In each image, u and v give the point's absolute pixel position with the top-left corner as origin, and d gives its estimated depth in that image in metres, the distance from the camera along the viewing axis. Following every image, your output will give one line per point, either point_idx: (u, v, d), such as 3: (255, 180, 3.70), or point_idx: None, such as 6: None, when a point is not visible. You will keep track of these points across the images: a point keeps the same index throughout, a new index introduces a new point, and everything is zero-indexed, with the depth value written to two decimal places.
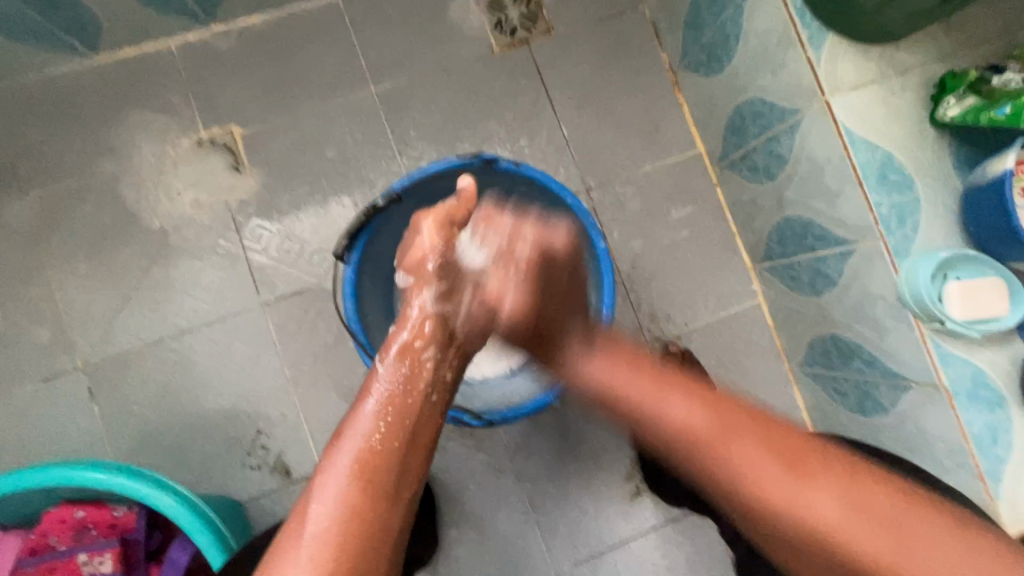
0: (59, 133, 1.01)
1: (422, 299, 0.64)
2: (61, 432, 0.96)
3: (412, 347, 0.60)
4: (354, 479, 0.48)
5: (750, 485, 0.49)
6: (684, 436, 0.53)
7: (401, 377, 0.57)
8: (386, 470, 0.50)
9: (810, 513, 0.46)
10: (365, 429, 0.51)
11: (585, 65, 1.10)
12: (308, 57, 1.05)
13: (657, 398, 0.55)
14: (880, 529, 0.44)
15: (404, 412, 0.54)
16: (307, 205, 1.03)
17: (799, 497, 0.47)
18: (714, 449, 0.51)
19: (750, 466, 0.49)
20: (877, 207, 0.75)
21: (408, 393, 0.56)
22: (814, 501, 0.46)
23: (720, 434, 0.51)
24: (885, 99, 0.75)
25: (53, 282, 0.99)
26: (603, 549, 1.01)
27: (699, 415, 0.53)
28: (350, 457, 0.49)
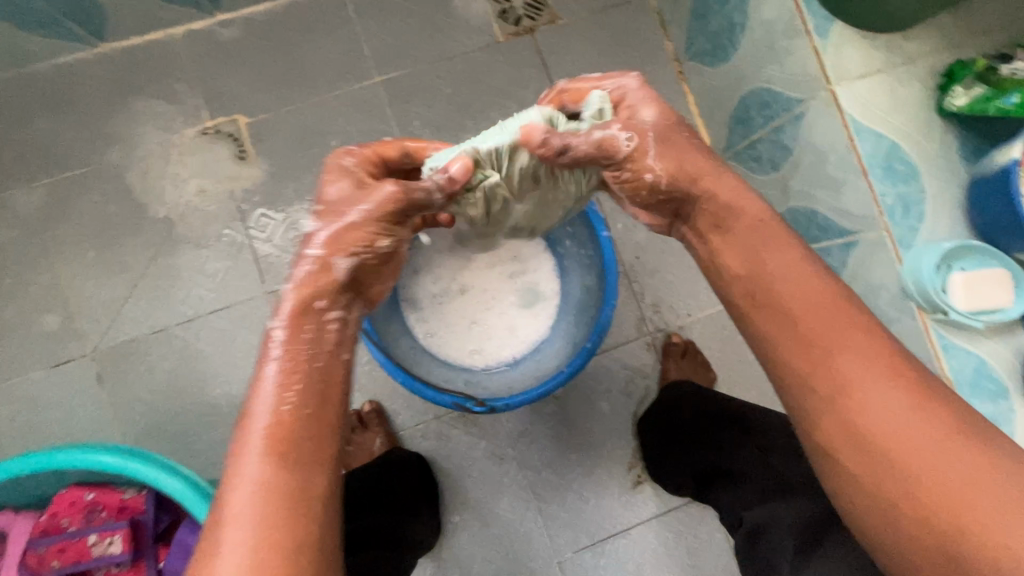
0: (65, 122, 1.01)
1: (335, 258, 0.55)
2: (69, 417, 0.97)
3: (311, 307, 0.54)
4: (268, 455, 0.48)
5: (846, 376, 0.47)
6: (798, 318, 0.50)
7: (304, 340, 0.54)
8: (297, 441, 0.49)
9: (886, 417, 0.46)
10: (270, 402, 0.50)
11: (589, 55, 1.09)
12: (312, 46, 1.05)
13: (783, 279, 0.52)
14: (941, 451, 0.44)
15: (311, 376, 0.53)
16: (312, 195, 1.04)
17: (884, 400, 0.46)
18: (820, 335, 0.49)
19: (851, 359, 0.47)
20: (882, 197, 0.75)
21: (314, 355, 0.54)
22: (890, 405, 0.46)
23: (837, 322, 0.49)
24: (892, 90, 0.75)
25: (62, 270, 1.00)
26: (604, 536, 1.02)
27: (827, 301, 0.50)
28: (261, 437, 0.48)
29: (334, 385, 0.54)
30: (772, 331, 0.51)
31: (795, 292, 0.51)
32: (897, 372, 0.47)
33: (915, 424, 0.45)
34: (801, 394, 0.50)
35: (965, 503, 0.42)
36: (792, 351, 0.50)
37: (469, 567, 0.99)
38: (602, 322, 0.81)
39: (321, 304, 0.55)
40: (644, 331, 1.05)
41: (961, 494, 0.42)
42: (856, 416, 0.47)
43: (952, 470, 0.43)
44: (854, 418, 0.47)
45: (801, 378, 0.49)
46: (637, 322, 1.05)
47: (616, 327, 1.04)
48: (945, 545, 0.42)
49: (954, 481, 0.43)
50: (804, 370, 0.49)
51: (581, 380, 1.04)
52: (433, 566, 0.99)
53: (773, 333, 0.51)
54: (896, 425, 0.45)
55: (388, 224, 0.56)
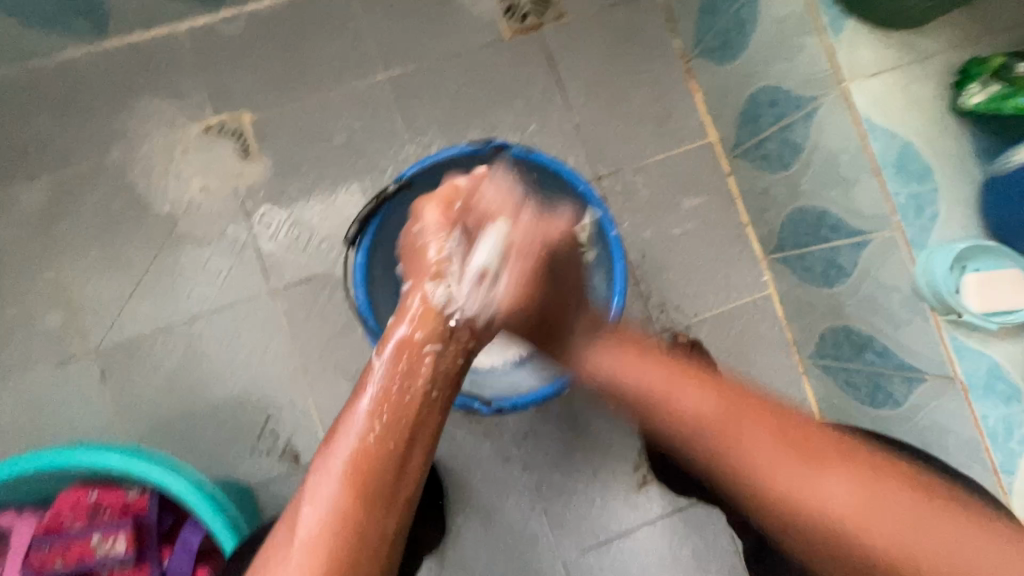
0: (69, 119, 1.01)
1: (426, 284, 0.63)
2: (72, 416, 0.97)
3: (411, 342, 0.58)
4: (345, 485, 0.49)
5: (761, 471, 0.50)
6: (711, 433, 0.53)
7: (402, 372, 0.56)
8: (373, 474, 0.50)
9: (811, 502, 0.48)
10: (358, 432, 0.52)
11: (596, 52, 1.08)
12: (316, 42, 1.05)
13: (674, 390, 0.56)
14: (880, 510, 0.47)
15: (400, 410, 0.54)
16: (316, 192, 1.03)
17: (800, 482, 0.49)
18: (732, 448, 0.52)
19: (769, 463, 0.50)
20: (894, 196, 0.74)
21: (405, 391, 0.55)
22: (808, 491, 0.49)
23: (735, 421, 0.53)
24: (906, 87, 0.74)
25: (65, 268, 0.99)
26: (610, 537, 1.01)
27: (718, 412, 0.54)
28: (342, 460, 0.50)
29: (421, 428, 0.54)
30: (699, 450, 0.54)
31: (675, 394, 0.56)
32: (798, 449, 0.51)
33: (836, 493, 0.48)
34: (744, 496, 0.52)
35: (910, 547, 0.45)
36: (722, 469, 0.53)
37: (475, 568, 0.99)
38: None
39: (423, 337, 0.59)
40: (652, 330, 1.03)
41: (903, 544, 0.45)
42: (787, 513, 0.49)
43: (886, 520, 0.46)
44: (790, 512, 0.49)
45: (735, 485, 0.52)
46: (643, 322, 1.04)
47: None
48: None
49: (895, 534, 0.46)
50: (737, 482, 0.52)
51: (587, 380, 1.04)
52: (438, 567, 0.98)
53: (694, 447, 0.55)
54: (824, 506, 0.48)
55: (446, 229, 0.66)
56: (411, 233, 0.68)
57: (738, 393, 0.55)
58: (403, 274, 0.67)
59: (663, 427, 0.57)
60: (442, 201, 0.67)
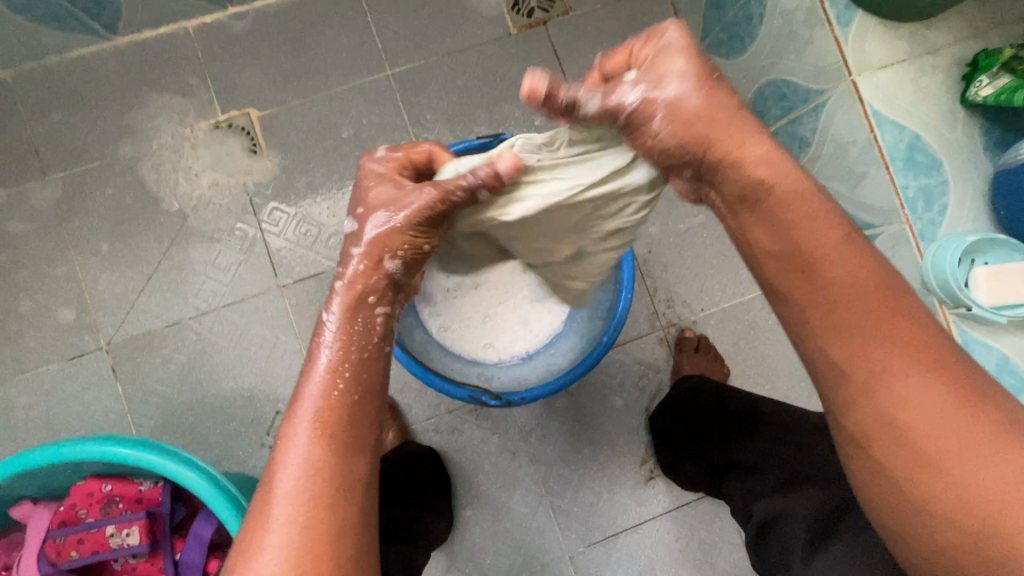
0: (80, 116, 1.01)
1: (387, 259, 0.55)
2: (85, 410, 0.98)
3: (362, 301, 0.55)
4: (316, 437, 0.48)
5: (879, 364, 0.43)
6: (845, 304, 0.44)
7: (359, 328, 0.54)
8: (344, 426, 0.49)
9: (910, 405, 0.42)
10: (320, 387, 0.50)
11: (603, 47, 1.08)
12: (323, 38, 1.05)
13: (824, 257, 0.45)
14: (978, 448, 0.40)
15: (360, 364, 0.52)
16: (324, 188, 1.03)
17: (909, 379, 0.42)
18: (866, 325, 0.44)
19: (895, 350, 0.43)
20: (903, 189, 0.74)
21: (362, 347, 0.54)
22: (911, 391, 0.42)
23: (887, 300, 0.44)
24: (915, 79, 0.73)
25: (76, 263, 1.00)
26: (616, 532, 1.02)
27: (869, 280, 0.44)
28: (311, 420, 0.48)
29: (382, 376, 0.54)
30: (827, 309, 0.45)
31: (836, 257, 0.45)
32: (935, 362, 0.42)
33: (937, 410, 0.41)
34: (837, 386, 0.45)
35: (992, 492, 0.39)
36: (836, 337, 0.45)
37: (482, 561, 1.00)
38: (619, 314, 0.81)
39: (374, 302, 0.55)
40: (657, 326, 1.04)
41: (978, 484, 0.40)
42: (874, 398, 0.43)
43: (974, 457, 0.40)
44: (880, 400, 0.43)
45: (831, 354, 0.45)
46: (649, 316, 1.04)
47: (628, 322, 1.04)
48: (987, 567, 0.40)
49: (976, 471, 0.40)
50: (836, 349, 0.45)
51: (594, 375, 1.04)
52: (446, 560, 0.99)
53: (820, 321, 0.45)
54: (922, 415, 0.42)
55: (424, 227, 0.55)
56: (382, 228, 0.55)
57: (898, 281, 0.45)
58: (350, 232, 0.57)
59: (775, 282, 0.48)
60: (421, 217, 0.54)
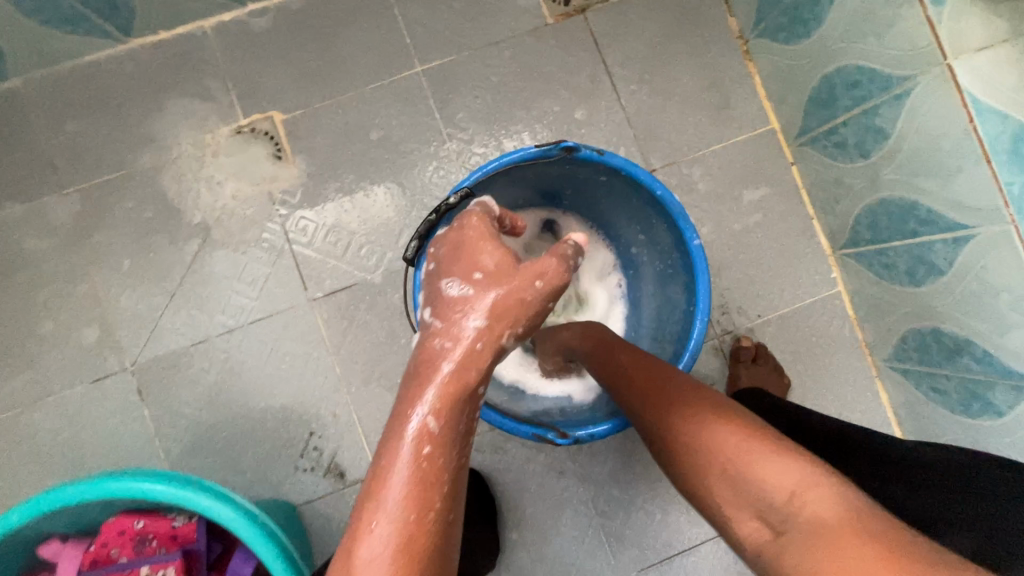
0: (95, 125, 0.96)
1: (471, 330, 0.49)
2: (112, 434, 0.94)
3: (457, 397, 0.48)
4: (398, 575, 0.42)
5: (671, 409, 0.53)
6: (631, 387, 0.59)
7: (452, 425, 0.47)
8: (425, 558, 0.43)
9: (691, 436, 0.50)
10: (398, 509, 0.44)
11: (647, 36, 1.01)
12: (348, 34, 0.98)
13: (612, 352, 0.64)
14: (767, 461, 0.45)
15: (448, 482, 0.46)
16: (353, 195, 0.97)
17: (684, 428, 0.51)
18: (645, 391, 0.57)
19: (686, 413, 0.52)
20: (1008, 186, 0.66)
21: (451, 458, 0.47)
22: (689, 425, 0.51)
23: (649, 365, 0.60)
24: (1020, 60, 0.62)
25: (97, 281, 0.95)
26: (671, 555, 0.96)
27: (640, 361, 0.61)
28: (386, 548, 0.43)
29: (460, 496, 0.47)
30: (628, 399, 0.59)
31: (607, 339, 0.67)
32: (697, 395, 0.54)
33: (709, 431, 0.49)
34: (668, 445, 0.52)
35: (790, 514, 0.42)
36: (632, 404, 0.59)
37: None
38: (695, 340, 0.70)
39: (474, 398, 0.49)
40: (712, 335, 0.97)
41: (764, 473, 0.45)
42: (676, 455, 0.51)
43: (748, 455, 0.46)
44: (690, 453, 0.50)
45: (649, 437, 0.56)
46: None
47: None
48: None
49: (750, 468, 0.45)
50: (661, 440, 0.53)
51: None
52: None
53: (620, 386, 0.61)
54: (719, 450, 0.48)
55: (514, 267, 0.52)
56: (473, 257, 0.53)
57: (645, 356, 0.62)
58: (449, 299, 0.51)
59: (637, 420, 0.58)
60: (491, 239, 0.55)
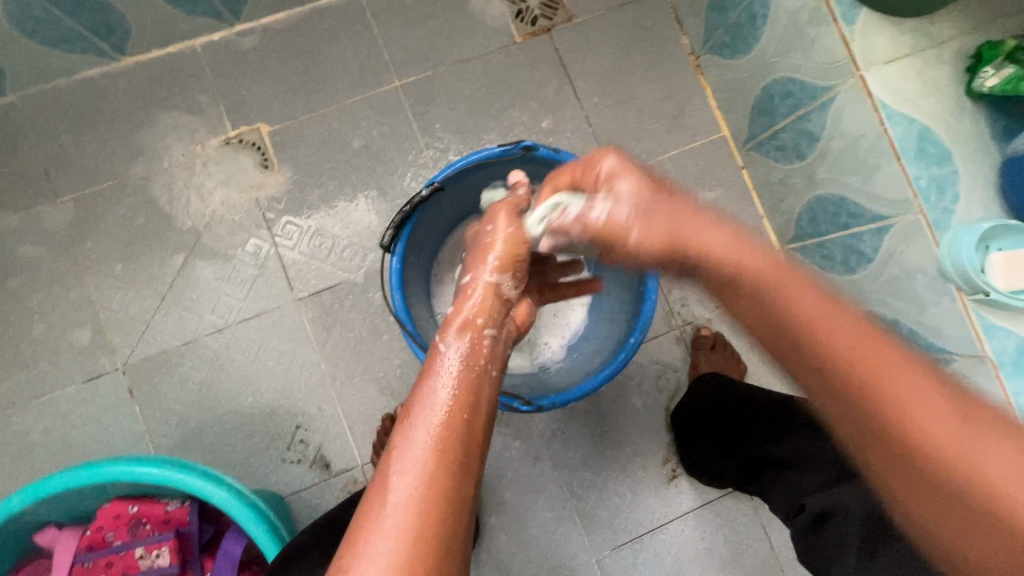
0: (89, 137, 1.01)
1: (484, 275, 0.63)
2: (103, 432, 0.97)
3: (471, 323, 0.59)
4: (431, 453, 0.47)
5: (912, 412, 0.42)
6: (862, 378, 0.44)
7: (467, 349, 0.56)
8: (456, 443, 0.48)
9: (985, 461, 0.40)
10: (439, 399, 0.51)
11: (607, 52, 1.10)
12: (331, 52, 1.06)
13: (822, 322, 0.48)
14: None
15: (472, 389, 0.53)
16: (336, 201, 1.04)
17: (958, 445, 0.40)
18: (873, 381, 0.44)
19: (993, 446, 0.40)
20: (915, 179, 0.76)
21: (471, 367, 0.54)
22: (983, 450, 0.40)
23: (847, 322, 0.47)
24: (921, 72, 0.75)
25: (90, 285, 1.00)
26: (641, 533, 1.02)
27: (867, 343, 0.46)
28: (425, 433, 0.48)
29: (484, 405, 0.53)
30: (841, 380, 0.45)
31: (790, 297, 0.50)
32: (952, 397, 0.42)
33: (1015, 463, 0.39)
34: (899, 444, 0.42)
35: None
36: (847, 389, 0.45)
37: (509, 569, 0.99)
38: (646, 313, 0.76)
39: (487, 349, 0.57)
40: (673, 325, 1.05)
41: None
42: (932, 470, 0.41)
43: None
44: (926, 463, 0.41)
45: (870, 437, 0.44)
46: (665, 315, 1.05)
47: None
48: None
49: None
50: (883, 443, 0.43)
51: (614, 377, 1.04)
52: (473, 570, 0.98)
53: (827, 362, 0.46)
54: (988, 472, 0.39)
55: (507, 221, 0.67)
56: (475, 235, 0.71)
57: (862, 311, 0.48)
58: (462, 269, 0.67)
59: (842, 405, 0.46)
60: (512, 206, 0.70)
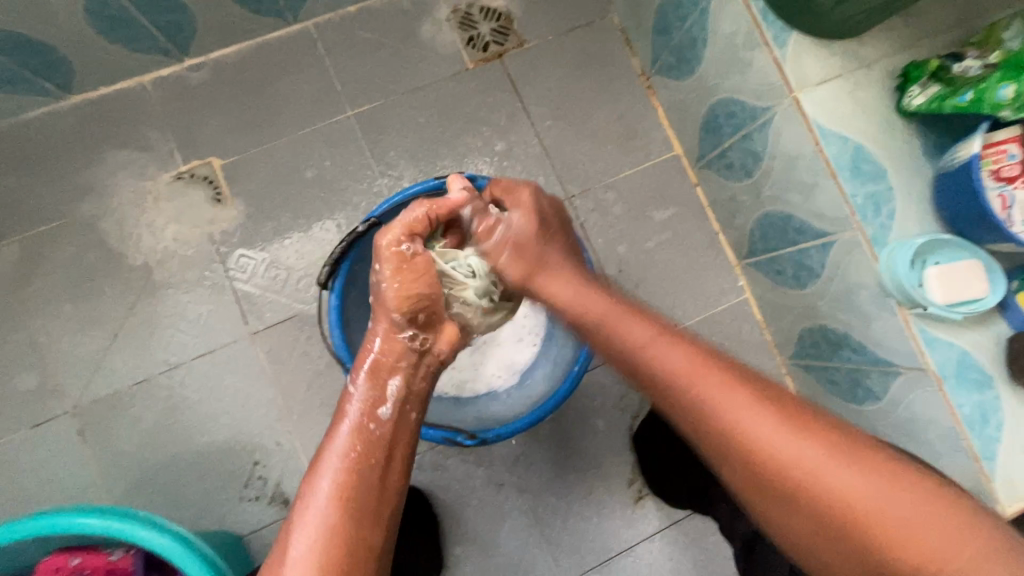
0: (35, 178, 1.00)
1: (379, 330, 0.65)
2: (53, 479, 0.95)
3: (381, 371, 0.63)
4: (332, 500, 0.53)
5: (739, 423, 0.53)
6: (680, 380, 0.57)
7: (378, 392, 0.62)
8: (357, 487, 0.55)
9: (775, 449, 0.51)
10: (340, 447, 0.57)
11: (558, 76, 1.11)
12: (282, 84, 1.06)
13: (652, 345, 0.61)
14: (830, 466, 0.50)
15: (373, 442, 0.58)
16: (290, 232, 1.03)
17: (787, 444, 0.51)
18: (717, 400, 0.55)
19: (845, 482, 0.49)
20: (852, 197, 0.76)
21: (372, 421, 0.59)
22: (805, 454, 0.51)
23: (712, 381, 0.56)
24: (851, 93, 0.77)
25: (38, 327, 0.98)
26: (610, 556, 1.00)
27: (695, 366, 0.57)
28: (328, 481, 0.55)
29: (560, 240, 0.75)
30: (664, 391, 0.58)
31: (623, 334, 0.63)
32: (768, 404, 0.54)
33: (861, 479, 0.49)
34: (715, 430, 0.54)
35: (872, 508, 0.47)
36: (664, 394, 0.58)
37: None
38: (590, 341, 0.79)
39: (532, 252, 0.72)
40: None
41: (900, 517, 0.46)
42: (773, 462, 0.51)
43: (895, 492, 0.47)
44: (732, 437, 0.53)
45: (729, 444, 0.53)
46: None
47: None
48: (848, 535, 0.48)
49: (884, 516, 0.47)
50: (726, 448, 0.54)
51: (575, 399, 1.04)
52: None
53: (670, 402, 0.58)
54: (784, 452, 0.51)
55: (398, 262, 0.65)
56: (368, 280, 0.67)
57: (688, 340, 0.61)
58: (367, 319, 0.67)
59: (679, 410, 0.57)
60: (402, 230, 0.66)
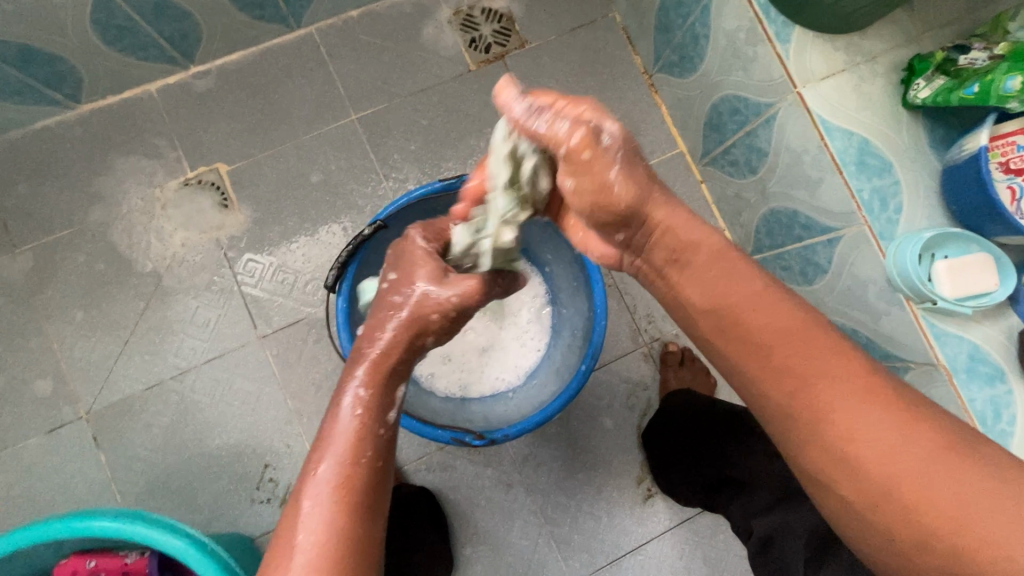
0: (47, 187, 1.02)
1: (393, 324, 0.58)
2: (68, 483, 0.96)
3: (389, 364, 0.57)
4: (333, 501, 0.48)
5: (831, 400, 0.46)
6: (768, 343, 0.49)
7: (384, 391, 0.56)
8: (359, 488, 0.49)
9: (868, 438, 0.44)
10: (343, 447, 0.51)
11: (561, 75, 1.11)
12: (286, 89, 1.07)
13: (747, 305, 0.51)
14: (932, 463, 0.43)
15: (380, 447, 0.52)
16: (297, 236, 1.04)
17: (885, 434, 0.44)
18: (810, 371, 0.47)
19: (944, 487, 0.42)
20: (858, 192, 0.76)
21: (378, 422, 0.54)
22: (905, 452, 0.43)
23: (811, 350, 0.48)
24: (856, 87, 0.77)
25: (51, 333, 0.99)
26: (619, 555, 1.00)
27: (800, 326, 0.49)
28: (326, 483, 0.49)
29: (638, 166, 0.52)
30: (739, 346, 0.51)
31: (709, 281, 0.53)
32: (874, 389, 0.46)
33: (963, 488, 0.42)
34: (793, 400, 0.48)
35: (962, 520, 0.41)
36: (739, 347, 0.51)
37: None
38: (597, 337, 0.79)
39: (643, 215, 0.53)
40: (640, 342, 1.05)
41: (1003, 539, 0.40)
42: (861, 449, 0.45)
43: (994, 506, 0.41)
44: (819, 412, 0.46)
45: (809, 416, 0.47)
46: (632, 334, 1.05)
47: (612, 342, 1.05)
48: (924, 539, 0.42)
49: (983, 527, 0.40)
50: (806, 419, 0.47)
51: (582, 398, 1.04)
52: None
53: (737, 359, 0.51)
54: (879, 441, 0.44)
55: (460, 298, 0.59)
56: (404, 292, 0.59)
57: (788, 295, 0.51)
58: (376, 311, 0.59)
59: (751, 366, 0.50)
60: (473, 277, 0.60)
